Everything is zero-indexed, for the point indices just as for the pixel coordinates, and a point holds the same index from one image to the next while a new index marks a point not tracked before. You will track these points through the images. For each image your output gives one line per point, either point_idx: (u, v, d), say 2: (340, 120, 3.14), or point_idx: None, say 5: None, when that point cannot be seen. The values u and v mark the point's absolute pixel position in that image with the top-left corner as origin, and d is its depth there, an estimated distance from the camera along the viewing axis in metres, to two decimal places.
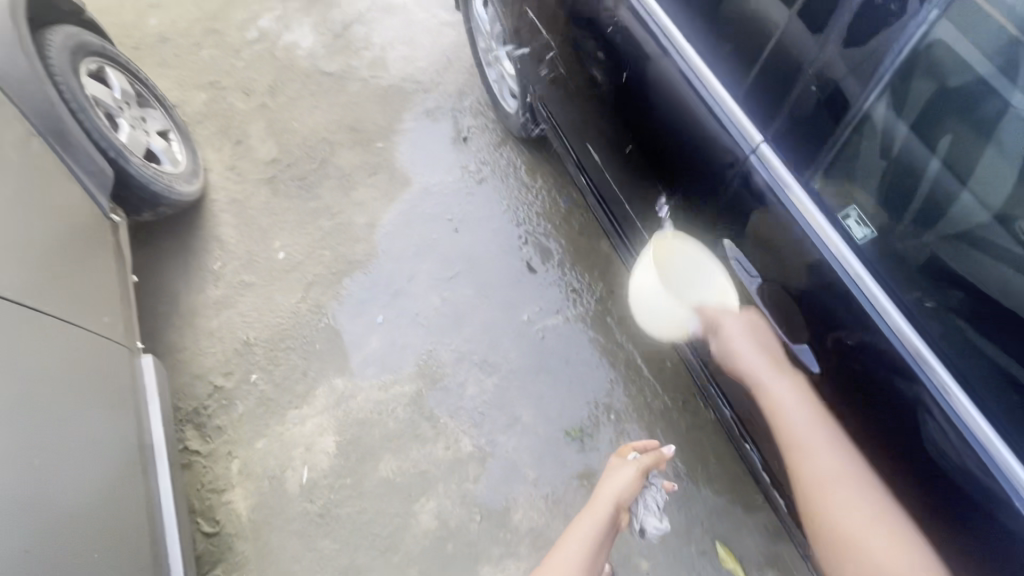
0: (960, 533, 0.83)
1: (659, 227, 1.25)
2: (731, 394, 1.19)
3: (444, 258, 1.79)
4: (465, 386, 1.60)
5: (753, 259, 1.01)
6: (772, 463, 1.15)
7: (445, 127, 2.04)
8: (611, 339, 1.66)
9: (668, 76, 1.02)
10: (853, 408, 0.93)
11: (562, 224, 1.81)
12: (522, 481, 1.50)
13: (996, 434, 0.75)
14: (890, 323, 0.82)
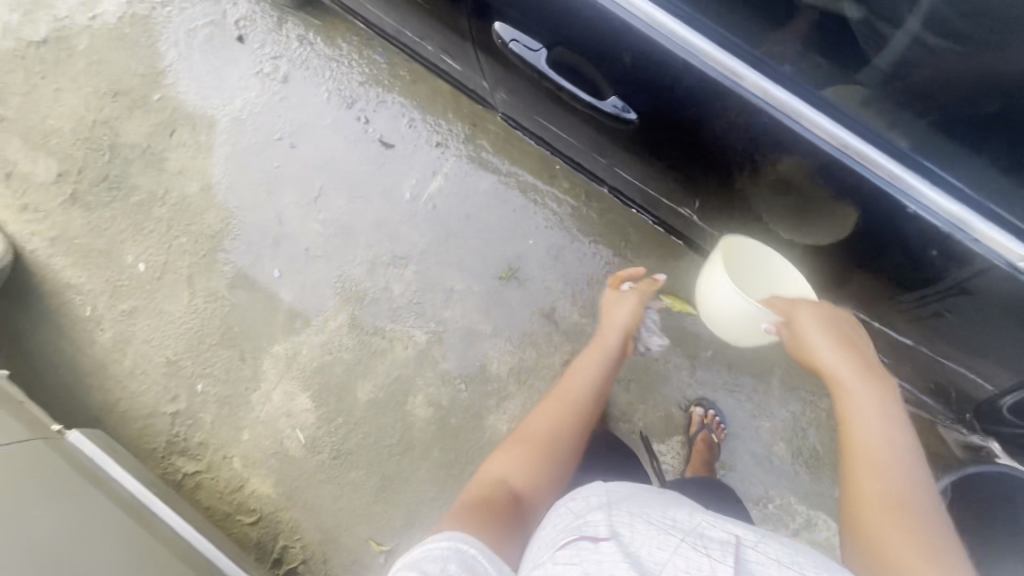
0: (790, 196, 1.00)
1: (461, 51, 1.21)
2: (605, 174, 1.35)
3: (300, 181, 1.63)
4: (392, 288, 1.58)
5: (529, 33, 1.01)
6: (658, 210, 1.35)
7: (212, 37, 1.69)
8: (495, 171, 1.55)
9: None
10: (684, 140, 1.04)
11: (392, 81, 1.60)
12: (484, 339, 1.54)
13: (798, 100, 0.88)
14: (684, 43, 0.89)
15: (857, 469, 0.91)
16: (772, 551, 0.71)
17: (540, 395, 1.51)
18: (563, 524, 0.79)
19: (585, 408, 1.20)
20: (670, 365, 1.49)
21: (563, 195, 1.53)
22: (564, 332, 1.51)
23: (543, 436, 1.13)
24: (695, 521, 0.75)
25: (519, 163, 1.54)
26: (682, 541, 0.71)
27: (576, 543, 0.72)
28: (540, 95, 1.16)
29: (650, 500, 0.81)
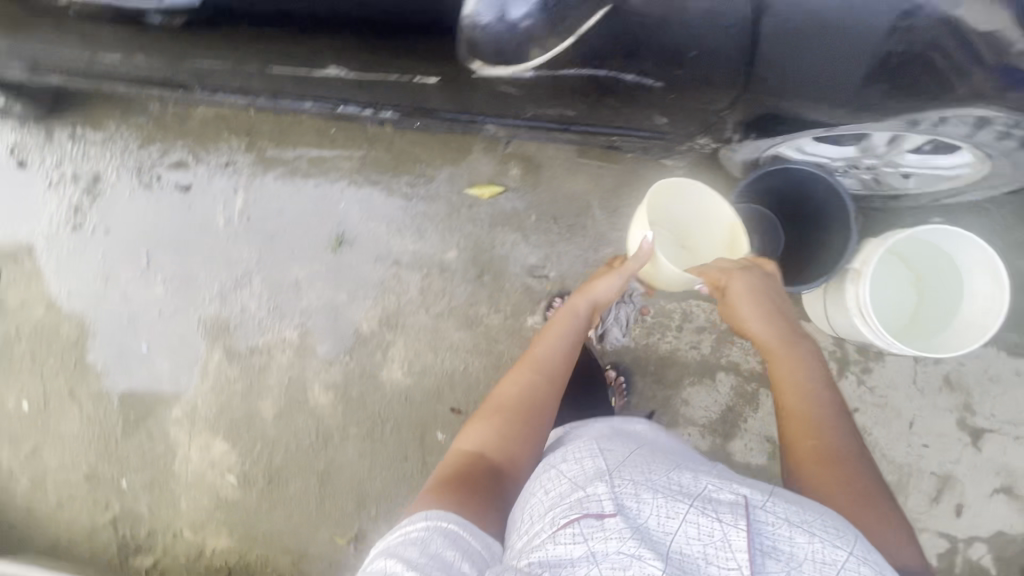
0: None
1: None
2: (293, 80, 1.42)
3: (128, 258, 1.69)
4: (248, 307, 1.64)
5: None
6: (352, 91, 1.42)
7: None
8: (284, 163, 1.64)
9: None
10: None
11: (163, 133, 1.69)
12: (346, 308, 1.60)
13: None
14: None
15: (801, 437, 0.85)
16: (782, 510, 0.65)
17: (416, 330, 1.57)
18: (561, 496, 0.72)
19: (559, 379, 1.10)
20: (507, 245, 1.54)
21: (349, 151, 1.61)
22: (408, 266, 1.57)
23: (519, 410, 1.03)
24: (701, 485, 0.69)
25: (300, 145, 1.63)
26: (691, 507, 0.65)
27: (577, 519, 0.65)
28: None
29: (654, 467, 0.74)
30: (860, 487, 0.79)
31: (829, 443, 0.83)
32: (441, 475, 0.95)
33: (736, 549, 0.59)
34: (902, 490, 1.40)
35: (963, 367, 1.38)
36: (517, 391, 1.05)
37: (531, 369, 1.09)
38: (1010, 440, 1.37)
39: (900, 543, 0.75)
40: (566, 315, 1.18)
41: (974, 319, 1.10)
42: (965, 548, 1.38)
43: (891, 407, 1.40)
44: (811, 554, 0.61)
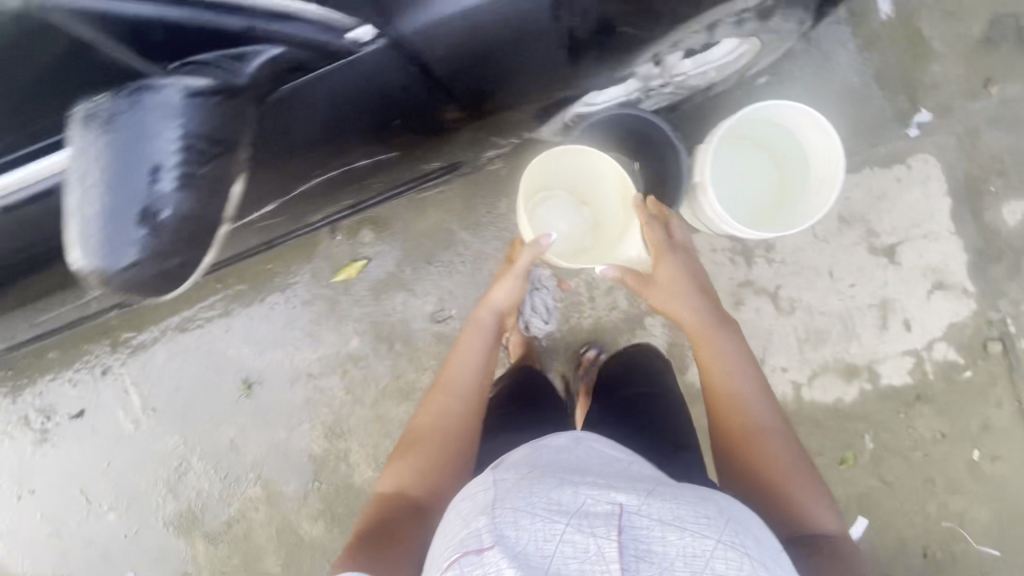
0: None
1: None
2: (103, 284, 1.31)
3: (67, 503, 1.63)
4: (201, 487, 1.59)
5: None
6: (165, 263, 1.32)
7: None
8: (155, 341, 1.56)
9: None
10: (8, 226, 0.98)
11: (28, 373, 1.60)
12: (289, 441, 1.56)
13: None
14: None
15: (730, 413, 0.92)
16: (656, 509, 0.63)
17: (363, 426, 1.54)
18: (449, 536, 0.68)
19: (473, 400, 1.06)
20: (399, 307, 1.50)
21: (207, 300, 1.54)
22: (321, 374, 1.53)
23: (436, 440, 1.00)
24: (580, 498, 0.64)
25: (160, 318, 1.56)
26: (568, 526, 0.60)
27: (460, 563, 0.61)
28: None
29: (537, 484, 0.68)
30: (784, 466, 0.86)
31: (759, 427, 0.90)
32: (360, 521, 0.93)
33: (609, 561, 0.56)
34: (852, 334, 1.42)
35: (849, 199, 1.39)
36: (433, 419, 1.02)
37: (446, 395, 1.06)
38: (922, 241, 1.38)
39: (818, 512, 0.83)
40: (472, 327, 1.15)
41: (824, 168, 1.09)
42: (929, 355, 1.41)
43: (806, 268, 1.41)
44: (685, 553, 0.59)
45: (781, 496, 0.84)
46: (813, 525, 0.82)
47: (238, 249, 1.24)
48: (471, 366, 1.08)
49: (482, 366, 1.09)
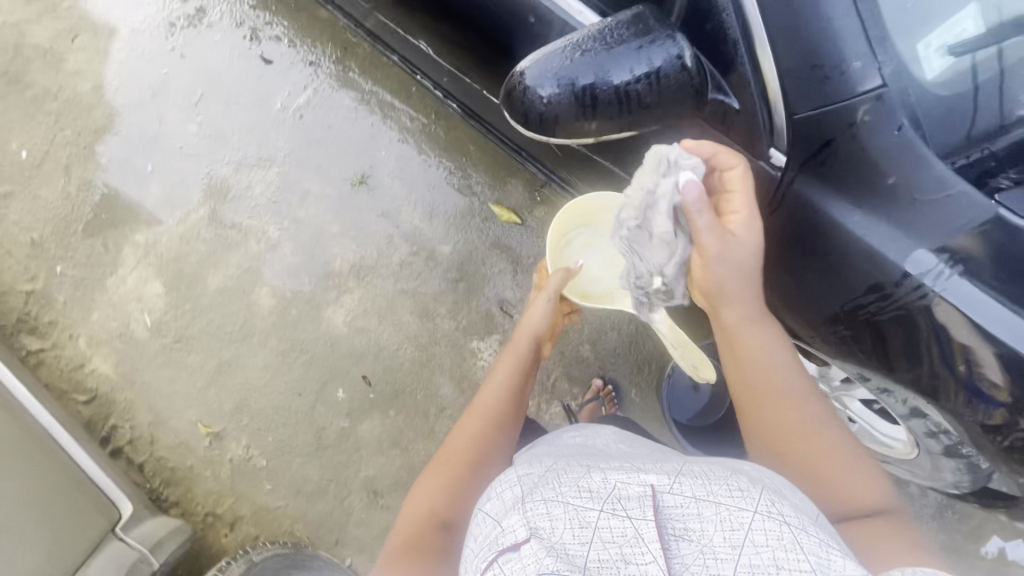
0: (497, 65, 0.89)
1: None
2: (386, 35, 1.21)
3: (184, 87, 1.76)
4: (252, 187, 1.69)
5: None
6: (432, 74, 1.17)
7: None
8: (357, 89, 1.71)
9: None
10: (444, 18, 0.93)
11: (278, 6, 1.78)
12: (330, 238, 1.64)
13: None
14: None
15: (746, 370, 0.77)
16: (690, 491, 0.57)
17: (376, 293, 1.61)
18: (478, 549, 0.58)
19: (508, 422, 0.93)
20: (495, 269, 1.58)
21: (417, 114, 1.68)
22: (403, 235, 1.62)
23: (466, 463, 0.87)
24: (610, 483, 0.59)
25: (380, 84, 1.71)
26: (599, 512, 0.54)
27: (496, 565, 0.52)
28: None
29: (564, 477, 0.63)
30: (812, 428, 0.74)
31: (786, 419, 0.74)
32: (398, 545, 0.80)
33: (650, 541, 0.50)
34: None
35: None
36: (465, 443, 0.90)
37: (478, 418, 0.93)
38: None
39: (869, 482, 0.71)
40: (505, 354, 1.02)
41: None
42: None
43: None
44: (729, 530, 0.53)
45: (810, 457, 0.72)
46: (848, 480, 0.70)
47: (492, 128, 1.16)
48: (502, 392, 0.95)
49: (514, 390, 0.97)
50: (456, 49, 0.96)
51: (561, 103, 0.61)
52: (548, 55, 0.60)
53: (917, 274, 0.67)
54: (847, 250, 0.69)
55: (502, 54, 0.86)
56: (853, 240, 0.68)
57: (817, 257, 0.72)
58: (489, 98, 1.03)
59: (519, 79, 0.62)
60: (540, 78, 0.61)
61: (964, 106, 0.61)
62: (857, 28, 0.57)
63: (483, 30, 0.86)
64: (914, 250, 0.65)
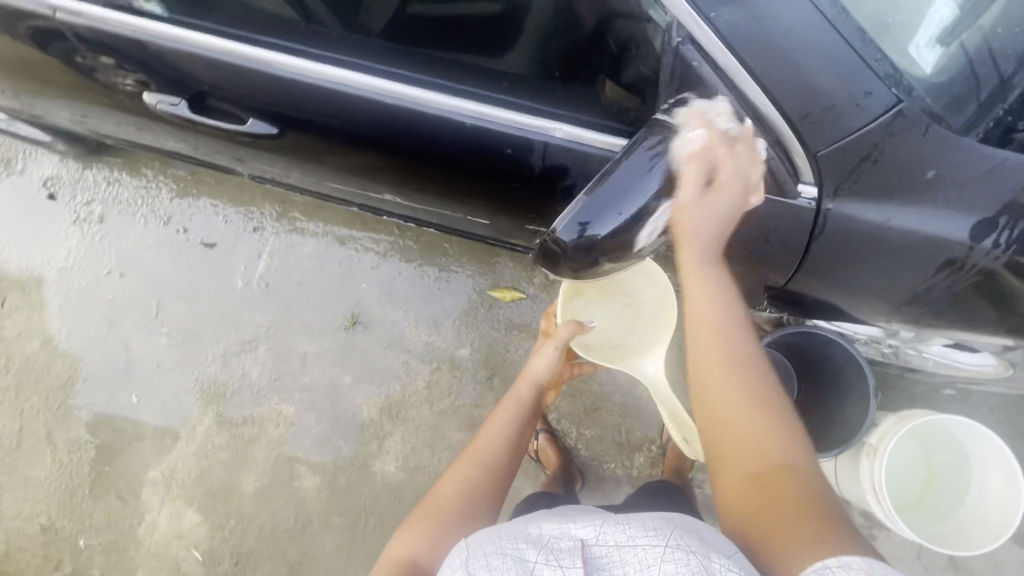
0: (479, 195, 0.90)
1: (256, 134, 0.93)
2: (335, 193, 1.18)
3: (137, 304, 1.67)
4: (248, 373, 1.60)
5: (263, 116, 0.89)
6: (396, 211, 1.17)
7: (26, 188, 1.76)
8: (312, 235, 1.66)
9: (236, 64, 0.83)
10: (407, 173, 0.91)
11: (199, 188, 1.71)
12: (347, 390, 1.56)
13: (529, 114, 0.77)
14: (460, 105, 0.78)
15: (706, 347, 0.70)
16: (613, 532, 0.57)
17: (416, 424, 1.53)
18: None
19: (506, 474, 0.87)
20: (520, 351, 1.53)
21: (379, 235, 1.63)
22: (418, 356, 1.56)
23: (450, 507, 0.78)
24: (544, 533, 0.58)
25: (331, 221, 1.66)
26: (536, 567, 0.52)
27: None
28: (289, 162, 1.03)
29: (501, 530, 0.61)
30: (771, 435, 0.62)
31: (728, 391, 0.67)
32: None
33: None
34: None
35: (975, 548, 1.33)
36: (452, 487, 0.82)
37: (471, 463, 0.87)
38: None
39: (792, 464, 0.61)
40: (504, 406, 1.01)
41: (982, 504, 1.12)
42: None
43: None
44: (644, 571, 0.52)
45: (749, 464, 0.61)
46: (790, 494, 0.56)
47: (476, 234, 1.16)
48: (498, 435, 0.92)
49: (511, 440, 0.93)
50: (427, 192, 0.96)
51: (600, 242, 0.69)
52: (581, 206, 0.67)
53: (982, 238, 0.66)
54: (908, 246, 0.68)
55: (484, 185, 0.87)
56: (910, 234, 0.67)
57: (878, 260, 0.70)
58: (471, 218, 1.04)
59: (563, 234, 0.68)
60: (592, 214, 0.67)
61: (965, 80, 0.64)
62: (856, 58, 0.59)
63: (456, 171, 0.85)
64: (975, 221, 0.65)
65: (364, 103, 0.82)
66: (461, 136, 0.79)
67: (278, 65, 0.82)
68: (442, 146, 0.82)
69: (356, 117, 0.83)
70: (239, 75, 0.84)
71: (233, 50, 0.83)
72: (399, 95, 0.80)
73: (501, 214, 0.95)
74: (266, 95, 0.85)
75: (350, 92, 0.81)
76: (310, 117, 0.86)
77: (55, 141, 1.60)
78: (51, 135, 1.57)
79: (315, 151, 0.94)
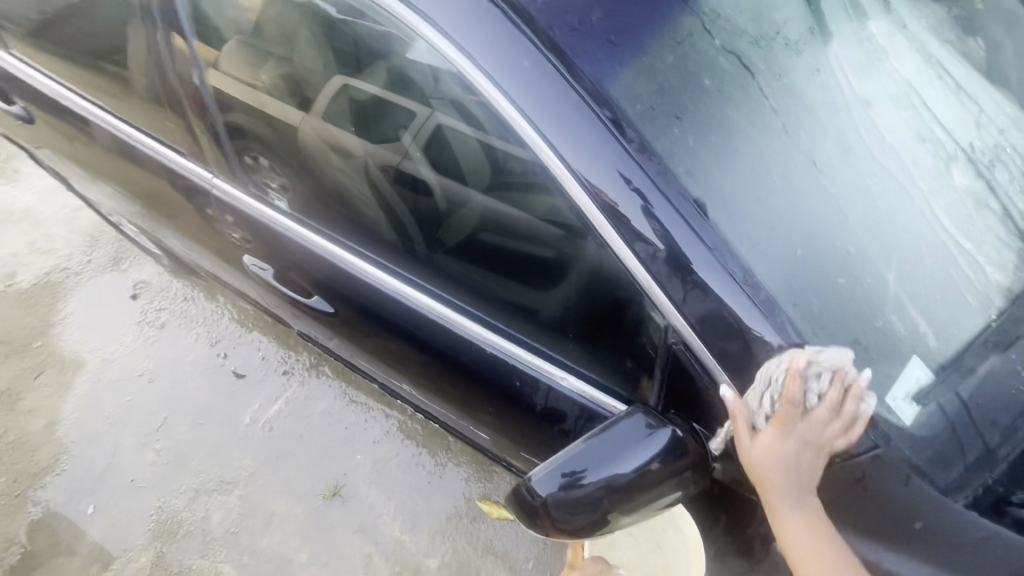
0: (482, 405, 1.00)
1: (320, 306, 1.15)
2: (364, 369, 1.30)
3: (147, 412, 1.71)
4: (209, 517, 1.52)
5: (326, 298, 1.11)
6: (411, 400, 1.25)
7: (119, 284, 2.01)
8: (332, 393, 1.72)
9: (322, 256, 1.07)
10: (426, 370, 1.04)
11: (255, 323, 1.88)
12: (297, 569, 1.43)
13: (536, 356, 0.89)
14: (479, 332, 0.93)
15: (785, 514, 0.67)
16: None
17: None
18: None
19: None
20: None
21: (391, 410, 1.67)
22: (383, 552, 1.44)
23: None
24: None
25: (354, 385, 1.73)
26: None
27: None
28: (336, 332, 1.20)
29: None
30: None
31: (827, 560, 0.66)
32: None
33: None
34: None
35: None
36: None
37: None
38: None
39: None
40: None
41: None
42: None
43: None
44: None
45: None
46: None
47: (473, 441, 1.20)
48: None
49: None
50: (439, 390, 1.07)
51: (576, 491, 0.72)
52: (570, 451, 0.73)
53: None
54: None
55: (487, 398, 0.97)
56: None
57: None
58: (472, 425, 1.11)
59: (545, 472, 0.73)
60: (579, 461, 0.72)
61: (951, 441, 0.69)
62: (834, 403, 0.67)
63: (466, 381, 0.97)
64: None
65: (405, 309, 0.99)
66: (476, 356, 0.93)
67: (350, 266, 1.04)
68: (457, 358, 0.96)
69: (406, 321, 1.00)
70: (322, 263, 1.07)
71: (321, 245, 1.07)
72: (440, 317, 0.96)
73: (499, 430, 1.02)
74: (335, 282, 1.07)
75: (407, 302, 1.00)
76: (361, 308, 1.06)
77: (164, 257, 1.87)
78: (162, 252, 1.85)
79: (356, 329, 1.12)
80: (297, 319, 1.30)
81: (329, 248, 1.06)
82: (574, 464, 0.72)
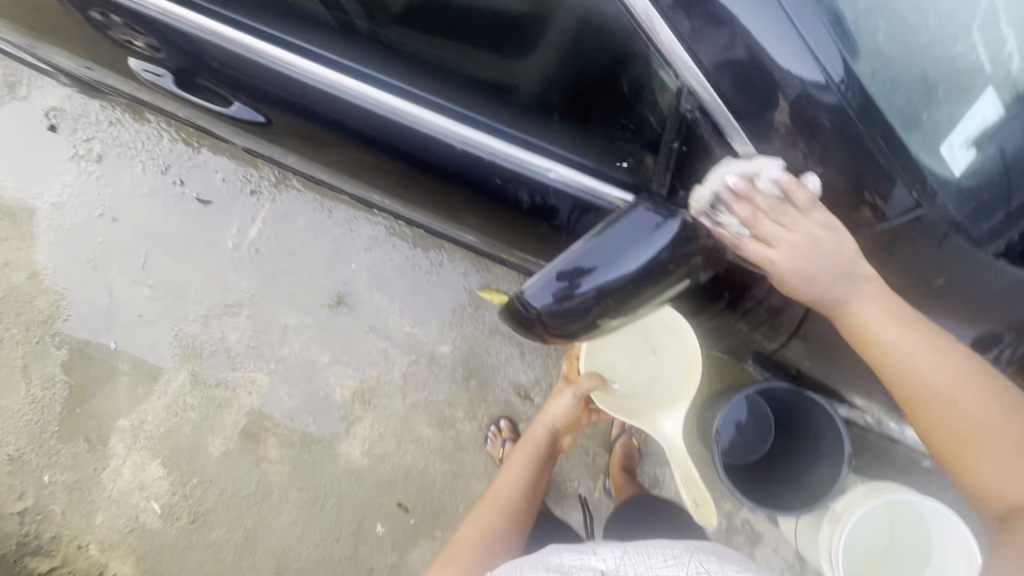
0: (462, 208, 0.90)
1: (247, 113, 0.94)
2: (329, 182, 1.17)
3: (124, 250, 1.65)
4: (227, 337, 1.59)
5: (249, 102, 0.90)
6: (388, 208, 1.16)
7: (27, 115, 1.72)
8: (307, 207, 1.62)
9: (227, 49, 0.83)
10: (394, 177, 0.91)
11: (200, 140, 1.67)
12: (323, 369, 1.55)
13: (514, 146, 0.76)
14: (444, 125, 0.77)
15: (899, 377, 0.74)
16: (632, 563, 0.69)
17: (387, 413, 1.52)
18: None
19: (522, 513, 1.05)
20: (501, 356, 1.51)
21: (375, 216, 1.59)
22: (398, 345, 1.54)
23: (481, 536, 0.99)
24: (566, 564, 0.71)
25: (329, 196, 1.61)
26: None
27: None
28: (279, 144, 1.02)
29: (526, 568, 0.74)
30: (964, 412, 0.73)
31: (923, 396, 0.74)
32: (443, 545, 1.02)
33: None
34: None
35: None
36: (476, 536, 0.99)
37: (493, 509, 1.03)
38: None
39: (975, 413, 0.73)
40: (523, 442, 1.13)
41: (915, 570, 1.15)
42: None
43: None
44: None
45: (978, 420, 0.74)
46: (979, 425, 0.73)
47: (463, 241, 1.14)
48: (519, 483, 1.07)
49: (529, 482, 1.08)
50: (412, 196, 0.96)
51: (574, 297, 0.68)
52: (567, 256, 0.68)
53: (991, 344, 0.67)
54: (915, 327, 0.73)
55: (466, 200, 0.86)
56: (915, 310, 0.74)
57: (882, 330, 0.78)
58: (456, 227, 1.04)
59: (538, 282, 0.69)
60: (575, 266, 0.67)
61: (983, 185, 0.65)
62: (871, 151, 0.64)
63: (440, 183, 0.85)
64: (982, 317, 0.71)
65: (348, 108, 0.80)
66: (444, 155, 0.79)
67: (266, 57, 0.81)
68: (424, 160, 0.81)
69: (354, 124, 0.82)
70: (231, 59, 0.84)
71: (222, 32, 0.82)
72: (393, 110, 0.78)
73: (484, 228, 0.96)
74: (251, 80, 0.84)
75: (350, 102, 0.79)
76: (296, 112, 0.86)
77: (59, 74, 1.55)
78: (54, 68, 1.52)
79: (299, 137, 0.94)
80: (235, 134, 1.11)
81: (234, 36, 0.82)
82: (571, 266, 0.67)
